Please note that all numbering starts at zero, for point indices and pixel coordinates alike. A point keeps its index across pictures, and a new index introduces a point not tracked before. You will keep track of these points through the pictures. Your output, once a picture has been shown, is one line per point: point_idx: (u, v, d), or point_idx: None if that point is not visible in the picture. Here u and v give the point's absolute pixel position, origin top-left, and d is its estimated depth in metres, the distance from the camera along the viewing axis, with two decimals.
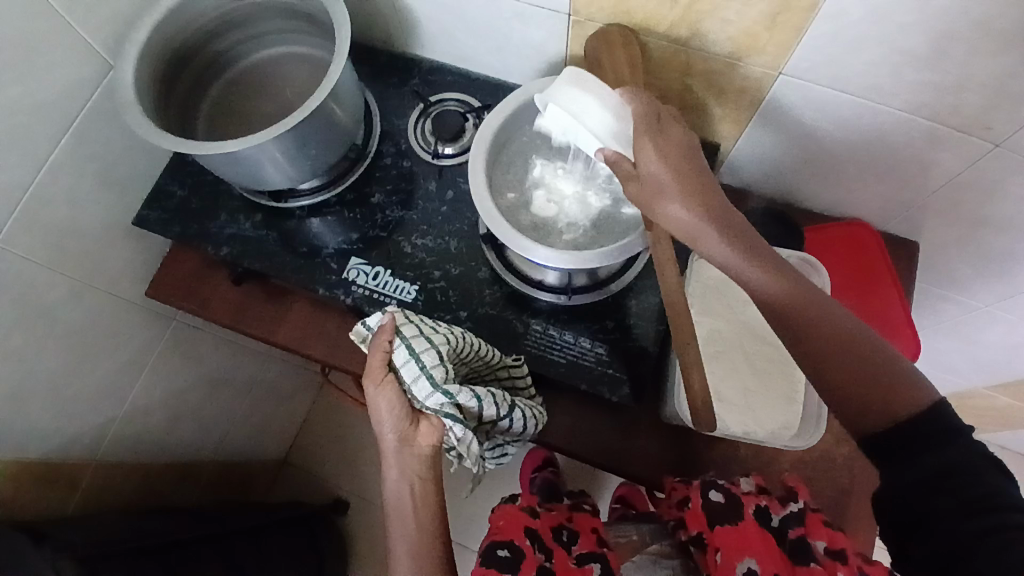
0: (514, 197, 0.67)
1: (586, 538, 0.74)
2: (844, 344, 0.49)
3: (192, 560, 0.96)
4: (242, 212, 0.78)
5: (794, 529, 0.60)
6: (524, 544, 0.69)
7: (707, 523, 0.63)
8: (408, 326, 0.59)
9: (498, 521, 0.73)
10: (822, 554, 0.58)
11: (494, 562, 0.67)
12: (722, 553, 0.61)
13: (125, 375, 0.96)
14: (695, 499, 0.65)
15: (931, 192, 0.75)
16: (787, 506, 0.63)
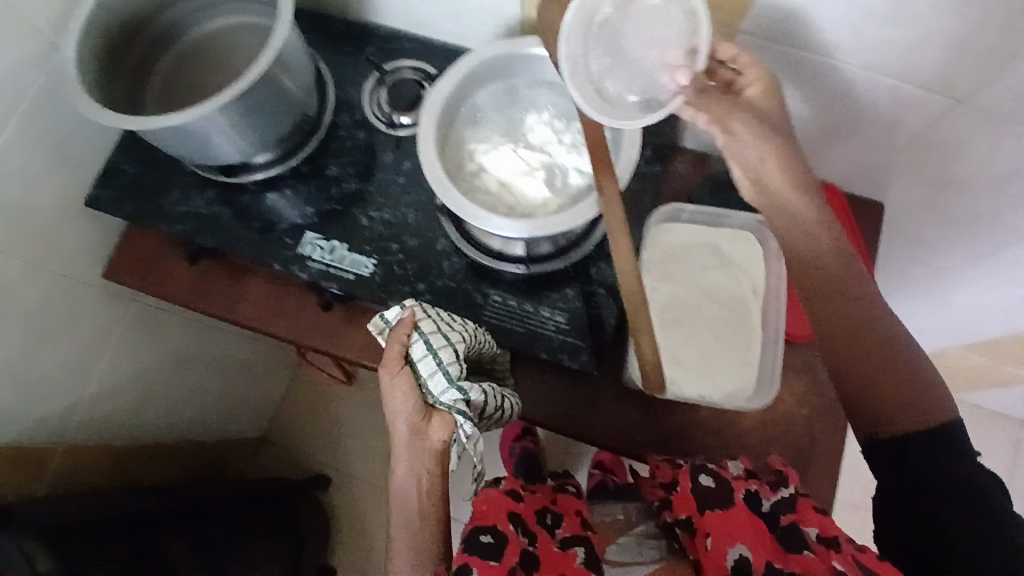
0: (466, 170, 0.66)
1: (568, 523, 0.67)
2: (886, 353, 0.53)
3: (164, 540, 0.95)
4: (195, 188, 0.75)
5: (786, 515, 0.57)
6: (507, 528, 0.62)
7: (697, 506, 0.60)
8: (425, 321, 0.61)
9: (477, 506, 0.65)
10: (813, 541, 0.55)
11: (475, 547, 0.59)
12: (713, 538, 0.56)
13: (89, 357, 0.95)
14: (683, 481, 0.62)
15: (897, 153, 0.75)
16: (778, 492, 0.59)
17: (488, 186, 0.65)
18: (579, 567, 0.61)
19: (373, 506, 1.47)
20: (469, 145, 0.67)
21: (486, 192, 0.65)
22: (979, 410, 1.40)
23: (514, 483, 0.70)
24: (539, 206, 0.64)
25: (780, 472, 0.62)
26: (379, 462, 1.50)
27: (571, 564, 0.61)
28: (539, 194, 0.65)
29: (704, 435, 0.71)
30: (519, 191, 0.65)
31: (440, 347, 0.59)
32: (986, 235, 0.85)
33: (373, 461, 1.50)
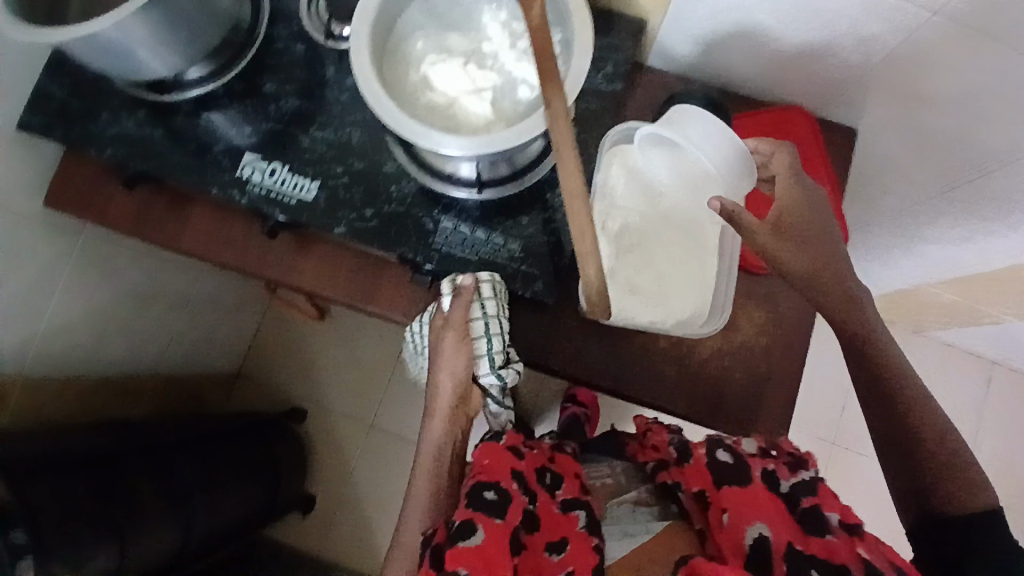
0: (408, 84, 0.61)
1: (570, 482, 0.63)
2: (922, 426, 0.60)
3: (131, 471, 0.93)
4: (125, 109, 0.71)
5: (807, 498, 0.55)
6: (512, 487, 0.58)
7: (713, 482, 0.57)
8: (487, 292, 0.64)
9: (479, 461, 0.61)
10: (837, 526, 0.53)
11: (477, 504, 0.55)
12: (731, 514, 0.54)
13: (38, 292, 0.91)
14: (699, 456, 0.59)
15: (870, 70, 0.71)
16: (797, 473, 0.57)
17: (430, 103, 0.61)
18: (581, 530, 0.57)
19: (350, 440, 1.47)
20: (409, 61, 0.62)
21: (427, 108, 0.61)
22: (947, 347, 1.41)
23: (516, 437, 0.65)
24: (481, 126, 0.61)
25: (796, 452, 0.60)
26: (354, 397, 1.49)
27: (573, 527, 0.57)
28: (482, 115, 0.61)
29: (662, 364, 0.70)
30: (462, 111, 0.61)
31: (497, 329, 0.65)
32: (961, 162, 0.83)
33: (348, 397, 1.49)
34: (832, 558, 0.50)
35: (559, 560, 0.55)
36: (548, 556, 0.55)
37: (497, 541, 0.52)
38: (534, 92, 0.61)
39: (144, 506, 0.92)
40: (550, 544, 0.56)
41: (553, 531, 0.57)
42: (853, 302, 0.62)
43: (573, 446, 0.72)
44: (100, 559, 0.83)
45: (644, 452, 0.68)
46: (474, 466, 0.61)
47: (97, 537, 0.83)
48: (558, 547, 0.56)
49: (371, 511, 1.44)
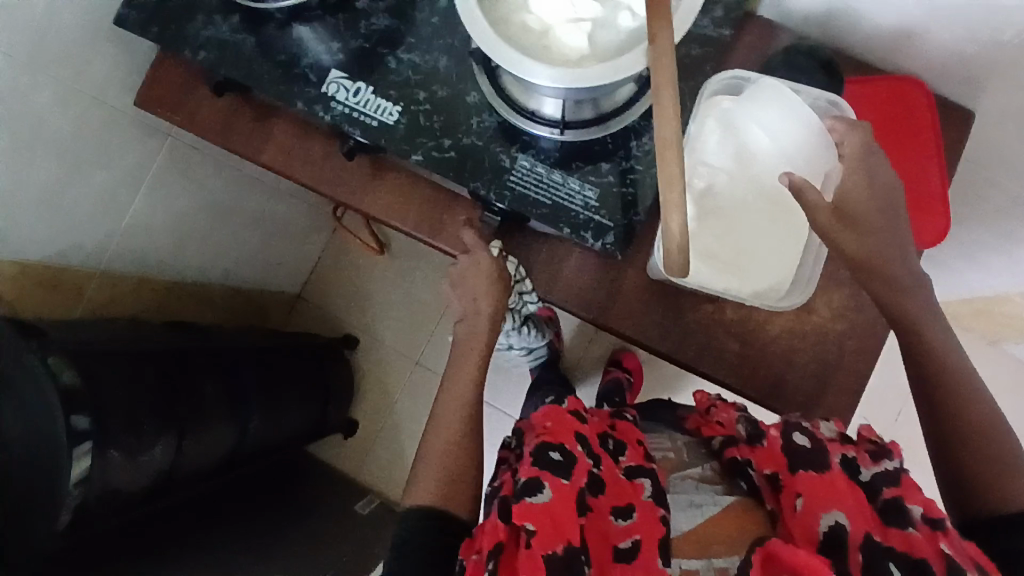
0: (503, 8, 0.58)
1: (633, 450, 0.62)
2: (968, 423, 0.56)
3: (194, 371, 0.97)
4: (221, 12, 0.72)
5: (888, 489, 0.51)
6: (576, 449, 0.57)
7: (787, 464, 0.54)
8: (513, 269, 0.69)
9: (543, 423, 0.60)
10: (919, 520, 0.48)
11: (544, 462, 0.55)
12: (806, 500, 0.51)
13: (123, 189, 0.94)
14: (772, 438, 0.57)
15: (1007, 48, 0.64)
16: (880, 462, 0.53)
17: (524, 30, 0.58)
18: (647, 498, 0.55)
19: (396, 374, 1.51)
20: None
21: (520, 35, 0.58)
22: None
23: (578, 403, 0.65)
24: (574, 61, 0.57)
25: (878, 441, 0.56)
26: (405, 333, 1.52)
27: (638, 495, 0.56)
28: (575, 48, 0.57)
29: (726, 335, 0.68)
30: (555, 40, 0.58)
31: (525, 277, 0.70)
32: None
33: (400, 331, 1.52)
34: (912, 551, 0.47)
35: (624, 526, 0.54)
36: (613, 522, 0.54)
37: (564, 499, 0.52)
38: (637, 25, 0.57)
39: (202, 407, 0.96)
40: (615, 509, 0.55)
41: (618, 497, 0.56)
42: (898, 283, 0.59)
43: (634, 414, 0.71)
44: (158, 450, 0.87)
45: (707, 427, 0.68)
46: (535, 428, 0.61)
47: (158, 428, 0.87)
48: (623, 513, 0.54)
49: (408, 444, 1.48)
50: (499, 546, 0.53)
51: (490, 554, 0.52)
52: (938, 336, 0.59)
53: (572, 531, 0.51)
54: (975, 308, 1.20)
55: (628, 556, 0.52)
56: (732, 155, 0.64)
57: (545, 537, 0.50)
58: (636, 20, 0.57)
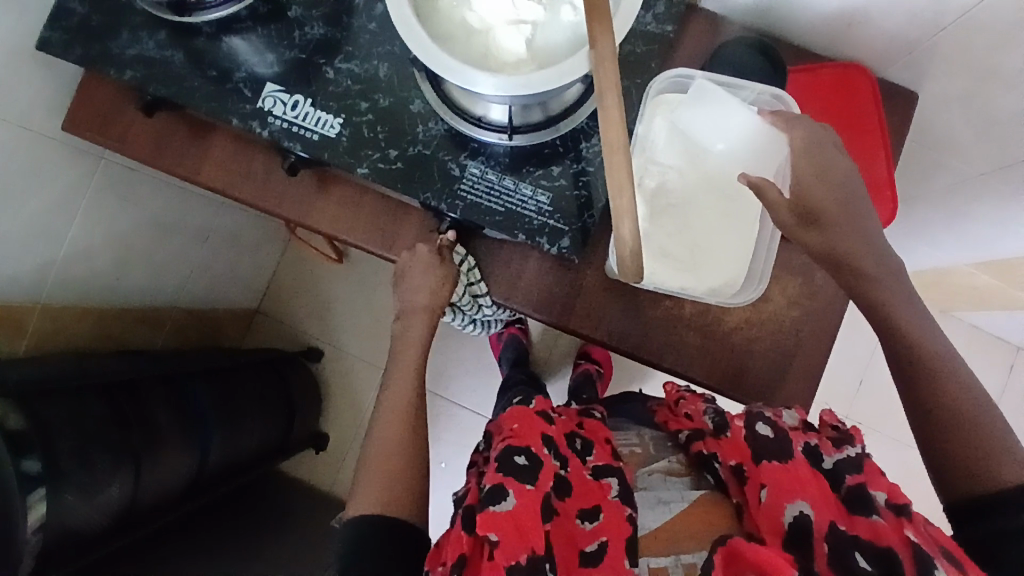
0: (440, 13, 0.57)
1: (600, 449, 0.61)
2: (949, 406, 0.55)
3: (146, 400, 0.93)
4: (146, 28, 0.69)
5: (852, 477, 0.51)
6: (542, 452, 0.56)
7: (752, 455, 0.54)
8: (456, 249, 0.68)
9: (510, 426, 0.60)
10: (883, 506, 0.48)
11: (508, 468, 0.54)
12: (770, 491, 0.51)
13: (58, 215, 0.89)
14: (737, 429, 0.57)
15: (940, 29, 0.66)
16: (842, 449, 0.53)
17: (460, 36, 0.57)
18: (614, 499, 0.55)
19: (364, 382, 1.48)
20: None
21: (456, 42, 0.57)
22: (976, 330, 1.36)
23: (544, 404, 0.65)
24: (510, 64, 0.57)
25: (841, 428, 0.57)
26: (369, 341, 1.49)
27: (605, 495, 0.55)
28: (514, 51, 0.57)
29: (686, 330, 0.68)
30: (495, 43, 0.57)
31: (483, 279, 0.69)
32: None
33: (365, 339, 1.49)
34: (878, 540, 0.46)
35: (592, 529, 0.53)
36: (580, 525, 0.53)
37: (528, 505, 0.51)
38: (575, 23, 0.57)
39: (158, 438, 0.92)
40: (582, 512, 0.54)
41: (586, 499, 0.55)
42: (862, 276, 0.59)
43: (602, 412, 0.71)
44: (115, 488, 0.83)
45: (675, 421, 0.67)
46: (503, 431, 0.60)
47: (112, 464, 0.82)
48: (590, 516, 0.54)
49: None
50: (463, 558, 0.52)
51: (454, 566, 0.51)
52: (911, 324, 0.58)
53: (536, 538, 0.50)
54: (928, 279, 1.23)
55: (595, 558, 0.51)
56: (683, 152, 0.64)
57: (507, 545, 0.49)
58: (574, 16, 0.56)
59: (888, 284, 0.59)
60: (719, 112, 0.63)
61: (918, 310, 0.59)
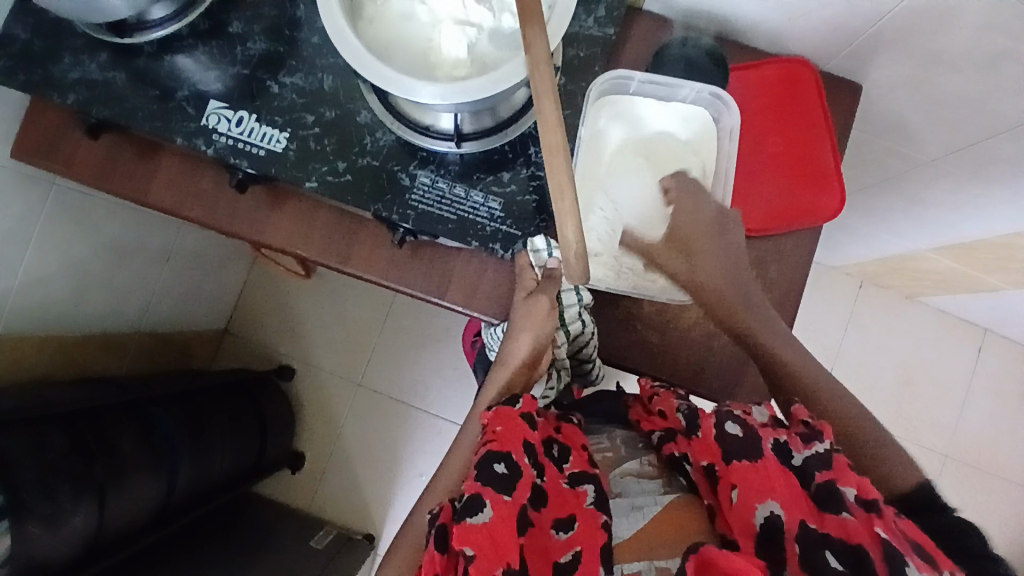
0: (381, 25, 0.59)
1: (577, 456, 0.59)
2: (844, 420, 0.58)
3: (110, 428, 0.91)
4: (88, 51, 0.68)
5: (821, 473, 0.50)
6: (523, 461, 0.54)
7: (722, 455, 0.53)
8: (568, 293, 0.66)
9: (493, 428, 0.57)
10: (853, 503, 0.48)
11: (487, 477, 0.52)
12: (740, 492, 0.50)
13: (9, 245, 0.87)
14: (707, 428, 0.55)
15: (880, 19, 0.67)
16: (811, 446, 0.52)
17: (400, 45, 0.58)
18: (589, 506, 0.53)
19: (340, 398, 1.46)
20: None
21: (398, 54, 0.58)
22: (942, 315, 1.39)
23: (531, 404, 0.61)
24: (447, 67, 0.58)
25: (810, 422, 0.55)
26: (342, 355, 1.48)
27: (581, 503, 0.53)
28: (453, 54, 0.58)
29: (646, 330, 0.69)
30: (437, 41, 0.58)
31: (439, 291, 0.68)
32: (970, 122, 0.79)
33: (337, 354, 1.48)
34: (848, 538, 0.46)
35: (566, 539, 0.51)
36: (554, 536, 0.52)
37: (504, 518, 0.49)
38: (515, 27, 0.58)
39: (125, 467, 0.90)
40: (556, 522, 0.52)
41: (560, 509, 0.53)
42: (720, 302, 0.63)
43: (579, 416, 0.67)
44: (81, 517, 0.81)
45: (648, 421, 0.64)
46: (486, 433, 0.58)
47: (77, 495, 0.80)
48: (564, 527, 0.52)
49: (361, 468, 1.43)
50: None
51: None
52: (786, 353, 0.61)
53: (511, 552, 0.48)
54: (890, 266, 1.26)
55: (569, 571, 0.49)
56: (628, 155, 0.68)
57: (484, 561, 0.46)
58: (513, 22, 0.58)
59: (749, 312, 0.63)
60: (632, 120, 0.68)
61: (780, 330, 0.63)
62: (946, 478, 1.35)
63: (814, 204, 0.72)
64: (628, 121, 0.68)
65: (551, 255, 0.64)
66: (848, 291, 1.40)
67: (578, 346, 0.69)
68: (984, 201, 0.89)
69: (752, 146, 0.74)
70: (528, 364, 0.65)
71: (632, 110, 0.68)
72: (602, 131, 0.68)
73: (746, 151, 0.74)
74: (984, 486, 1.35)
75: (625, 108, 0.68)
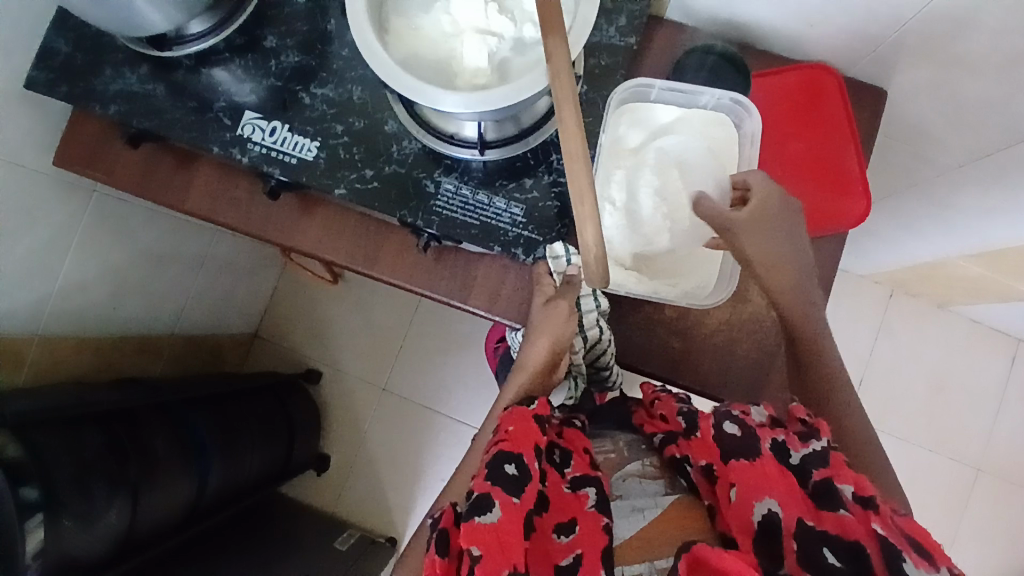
0: (407, 35, 0.61)
1: (579, 460, 0.59)
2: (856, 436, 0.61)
3: (142, 429, 0.94)
4: (128, 64, 0.71)
5: (818, 471, 0.51)
6: (532, 463, 0.55)
7: (719, 454, 0.53)
8: (586, 299, 0.67)
9: (505, 428, 0.58)
10: (850, 500, 0.48)
11: (497, 478, 0.53)
12: (738, 489, 0.50)
13: (50, 251, 0.91)
14: (705, 428, 0.56)
15: (902, 26, 0.67)
16: (808, 444, 0.53)
17: (425, 54, 0.60)
18: (591, 509, 0.53)
19: (365, 402, 1.49)
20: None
21: (422, 64, 0.60)
22: (975, 324, 1.36)
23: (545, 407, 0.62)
24: (469, 76, 0.60)
25: (807, 423, 0.56)
26: (367, 360, 1.50)
27: (582, 507, 0.53)
28: (474, 63, 0.60)
29: (667, 335, 0.69)
30: (460, 51, 0.60)
31: (462, 295, 0.70)
32: (997, 128, 0.78)
33: (363, 358, 1.50)
34: (845, 534, 0.46)
35: (566, 543, 0.52)
36: (556, 539, 0.52)
37: (512, 520, 0.50)
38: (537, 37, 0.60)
39: (157, 467, 0.92)
40: (558, 526, 0.53)
41: (562, 512, 0.54)
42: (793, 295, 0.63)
43: (582, 418, 0.67)
44: (112, 515, 0.84)
45: (650, 423, 0.64)
46: (498, 433, 0.59)
47: (110, 494, 0.83)
48: (565, 530, 0.53)
49: (385, 473, 1.45)
50: None
51: None
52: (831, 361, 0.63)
53: (517, 554, 0.48)
54: (920, 274, 1.24)
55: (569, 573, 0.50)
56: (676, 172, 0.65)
57: (490, 562, 0.47)
58: (535, 32, 0.59)
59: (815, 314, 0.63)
60: (653, 124, 0.69)
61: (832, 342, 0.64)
62: (977, 492, 1.33)
63: (838, 209, 0.72)
64: (649, 126, 0.69)
65: (570, 261, 0.64)
66: (877, 299, 1.38)
67: (594, 352, 0.69)
68: (1013, 210, 0.88)
69: (775, 151, 0.75)
70: (547, 370, 0.66)
71: (653, 117, 0.69)
72: (622, 134, 0.69)
73: (770, 157, 0.75)
74: (1016, 500, 1.32)
75: (647, 114, 0.69)
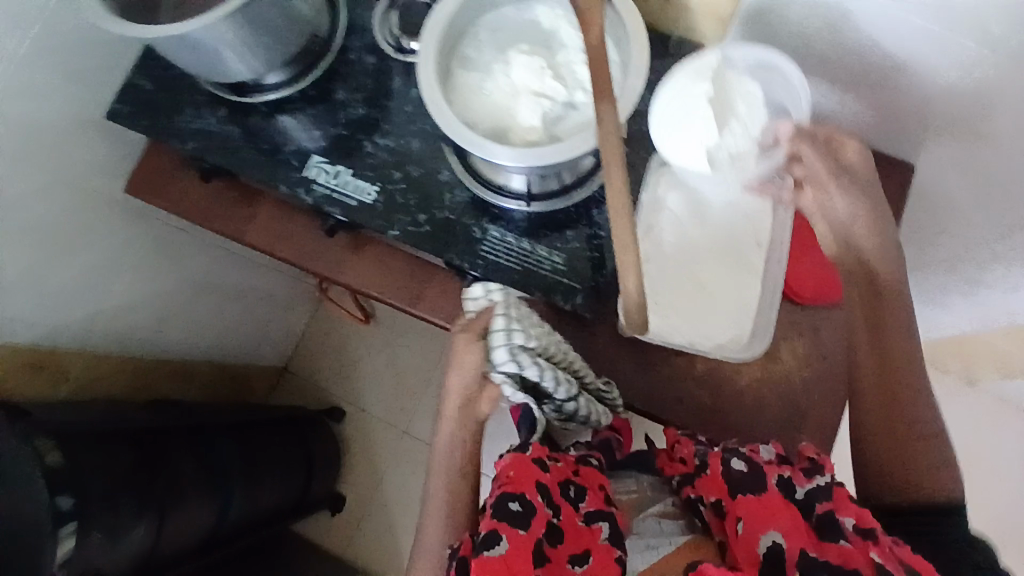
0: (467, 92, 0.66)
1: (594, 494, 0.59)
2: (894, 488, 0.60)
3: (174, 450, 0.97)
4: (207, 106, 0.77)
5: (822, 503, 0.53)
6: (535, 499, 0.56)
7: (729, 489, 0.55)
8: (496, 334, 0.62)
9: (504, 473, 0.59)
10: (850, 531, 0.51)
11: (503, 514, 0.55)
12: (745, 523, 0.52)
13: (105, 271, 0.96)
14: (714, 465, 0.58)
15: (931, 104, 0.72)
16: (812, 479, 0.56)
17: (483, 110, 0.65)
18: (604, 541, 0.54)
19: (387, 442, 1.51)
20: (465, 64, 0.67)
21: (480, 119, 0.65)
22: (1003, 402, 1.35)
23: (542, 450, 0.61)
24: (522, 132, 0.65)
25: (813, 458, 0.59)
26: (392, 400, 1.53)
27: (596, 538, 0.54)
28: (528, 121, 0.64)
29: (698, 388, 0.72)
30: (516, 110, 0.65)
31: None
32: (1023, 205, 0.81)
33: (389, 398, 1.53)
34: (847, 562, 0.49)
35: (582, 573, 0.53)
36: (570, 569, 0.53)
37: (520, 550, 0.53)
38: (587, 102, 0.65)
39: (184, 487, 0.95)
40: (572, 556, 0.54)
41: (575, 544, 0.55)
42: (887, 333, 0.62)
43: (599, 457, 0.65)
44: (139, 531, 0.86)
45: (670, 466, 0.64)
46: (498, 477, 0.60)
47: (138, 512, 0.86)
48: (581, 560, 0.54)
49: (401, 516, 1.46)
50: None
51: None
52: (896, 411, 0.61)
53: None
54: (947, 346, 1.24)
55: None
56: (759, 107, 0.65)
57: None
58: (586, 98, 0.65)
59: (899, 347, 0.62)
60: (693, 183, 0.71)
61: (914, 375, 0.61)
62: None
63: None
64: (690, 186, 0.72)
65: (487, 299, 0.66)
66: None
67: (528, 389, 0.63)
68: None
69: None
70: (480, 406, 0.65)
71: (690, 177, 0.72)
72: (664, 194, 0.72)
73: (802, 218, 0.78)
74: None
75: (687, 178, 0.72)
